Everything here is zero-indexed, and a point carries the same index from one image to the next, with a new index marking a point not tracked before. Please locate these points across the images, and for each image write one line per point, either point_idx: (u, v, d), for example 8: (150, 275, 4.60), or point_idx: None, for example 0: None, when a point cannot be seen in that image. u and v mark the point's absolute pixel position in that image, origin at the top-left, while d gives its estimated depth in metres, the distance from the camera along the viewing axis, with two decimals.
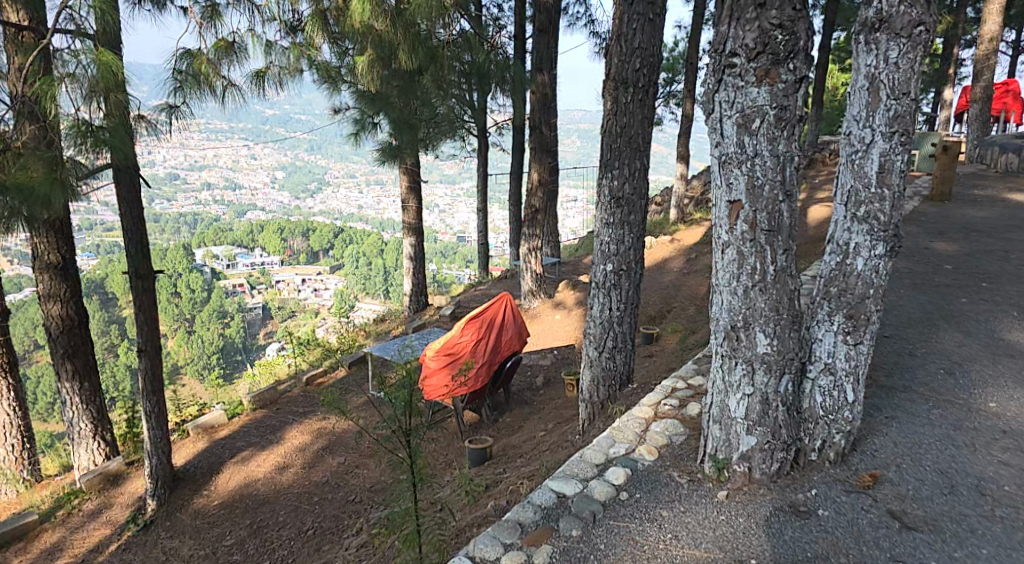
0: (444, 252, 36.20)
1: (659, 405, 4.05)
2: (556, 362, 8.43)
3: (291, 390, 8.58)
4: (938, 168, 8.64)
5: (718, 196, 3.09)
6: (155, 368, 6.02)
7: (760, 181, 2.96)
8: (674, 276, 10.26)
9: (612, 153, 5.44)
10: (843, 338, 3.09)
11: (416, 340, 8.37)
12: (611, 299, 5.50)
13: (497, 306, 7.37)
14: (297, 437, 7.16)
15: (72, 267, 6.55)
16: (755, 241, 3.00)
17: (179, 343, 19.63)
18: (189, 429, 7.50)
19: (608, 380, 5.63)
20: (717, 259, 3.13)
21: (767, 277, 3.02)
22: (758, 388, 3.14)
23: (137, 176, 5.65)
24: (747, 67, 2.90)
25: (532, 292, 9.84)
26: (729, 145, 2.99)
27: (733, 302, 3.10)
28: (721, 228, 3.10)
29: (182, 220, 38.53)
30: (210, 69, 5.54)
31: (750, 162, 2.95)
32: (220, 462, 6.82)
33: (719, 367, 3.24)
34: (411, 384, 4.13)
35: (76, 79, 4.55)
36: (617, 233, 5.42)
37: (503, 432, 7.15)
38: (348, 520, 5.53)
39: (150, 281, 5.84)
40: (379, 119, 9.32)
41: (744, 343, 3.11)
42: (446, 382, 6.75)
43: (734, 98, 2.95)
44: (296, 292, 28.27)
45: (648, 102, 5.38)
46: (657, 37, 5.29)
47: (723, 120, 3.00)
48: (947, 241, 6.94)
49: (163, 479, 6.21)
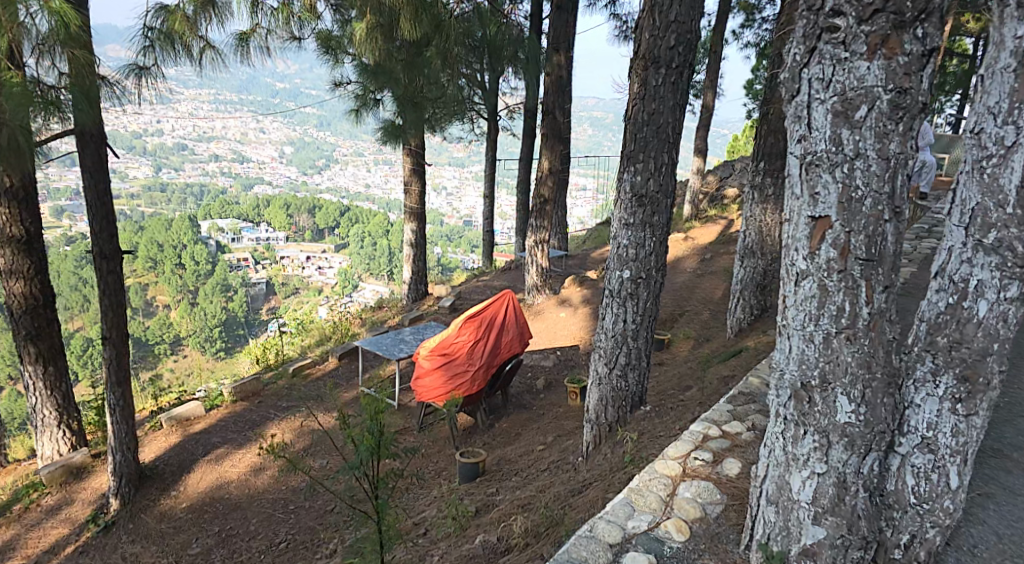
0: (448, 236, 35.31)
1: (688, 459, 3.23)
2: (558, 364, 7.66)
3: (276, 381, 7.78)
4: None
5: (796, 209, 2.32)
6: (120, 360, 5.25)
7: (860, 193, 2.19)
8: (689, 275, 9.48)
9: (636, 143, 4.61)
10: (951, 407, 2.38)
11: (409, 335, 7.59)
12: (626, 310, 4.71)
13: (499, 304, 6.58)
14: (278, 436, 6.34)
15: (39, 242, 5.62)
16: (845, 273, 2.23)
17: (182, 314, 18.95)
18: (161, 422, 6.66)
19: (618, 400, 4.87)
20: (788, 294, 2.36)
21: (858, 323, 2.24)
22: (832, 467, 2.32)
23: (104, 145, 4.92)
24: (855, 32, 2.13)
25: (538, 286, 9.06)
26: (820, 141, 2.22)
27: (807, 352, 2.32)
28: (797, 253, 2.32)
29: (189, 191, 37.82)
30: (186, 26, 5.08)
31: (848, 164, 2.18)
32: (193, 459, 5.98)
33: (780, 433, 2.43)
34: (380, 427, 3.20)
35: (25, 35, 3.94)
36: (638, 235, 4.64)
37: (497, 441, 6.38)
38: (322, 533, 4.75)
39: (117, 262, 5.10)
40: (382, 94, 8.57)
41: (818, 409, 2.31)
42: (440, 384, 6.18)
43: (833, 76, 2.17)
44: (299, 269, 27.48)
45: (682, 86, 4.54)
46: (697, 9, 4.46)
47: (813, 105, 2.22)
48: None
49: (127, 477, 5.41)
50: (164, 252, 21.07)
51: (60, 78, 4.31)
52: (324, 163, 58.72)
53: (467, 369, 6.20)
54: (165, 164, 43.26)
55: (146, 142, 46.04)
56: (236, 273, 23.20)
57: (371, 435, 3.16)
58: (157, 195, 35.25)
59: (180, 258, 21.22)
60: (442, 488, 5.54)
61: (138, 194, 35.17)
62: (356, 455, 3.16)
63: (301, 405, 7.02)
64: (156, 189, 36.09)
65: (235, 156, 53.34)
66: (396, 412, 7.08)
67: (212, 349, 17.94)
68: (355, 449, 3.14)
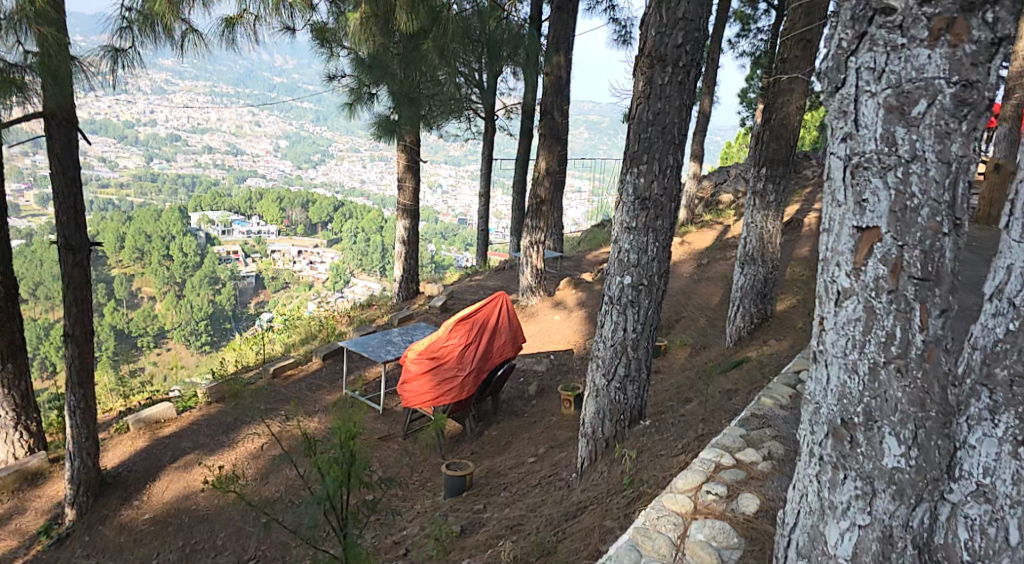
0: (441, 233, 34.98)
1: (700, 493, 2.97)
2: (552, 370, 7.33)
3: (254, 381, 7.41)
4: (987, 189, 8.04)
5: (836, 218, 1.97)
6: (83, 359, 4.94)
7: (916, 201, 1.83)
8: (685, 280, 9.16)
9: (639, 145, 4.26)
10: (1013, 450, 2.01)
11: (399, 337, 7.24)
12: (626, 319, 4.36)
13: (492, 306, 6.25)
14: (253, 443, 5.99)
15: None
16: (896, 294, 1.87)
17: (167, 306, 18.58)
18: (129, 424, 6.29)
19: (616, 414, 4.54)
20: (827, 316, 2.02)
21: (911, 353, 1.89)
22: (876, 519, 2.00)
23: (73, 130, 4.61)
24: (915, 14, 1.79)
25: (532, 288, 8.72)
26: (869, 141, 1.87)
27: (848, 385, 1.98)
28: (839, 269, 1.96)
29: (180, 181, 37.33)
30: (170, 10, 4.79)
31: (903, 168, 1.83)
32: (159, 466, 5.60)
33: (814, 476, 2.12)
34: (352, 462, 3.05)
35: None
36: (641, 240, 4.30)
37: (487, 450, 6.04)
38: (294, 549, 4.41)
39: (83, 255, 4.75)
40: (378, 90, 8.04)
41: (861, 450, 1.99)
42: (429, 390, 5.81)
43: (886, 64, 1.82)
44: (289, 263, 27.09)
45: (689, 86, 4.18)
46: (707, 6, 4.12)
47: (860, 98, 1.87)
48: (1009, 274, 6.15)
49: (85, 485, 5.06)
50: (151, 243, 20.72)
51: (25, 56, 4.14)
52: (318, 157, 58.31)
53: (456, 375, 5.86)
54: (156, 154, 42.82)
55: (137, 131, 45.54)
56: (225, 266, 22.82)
57: (340, 464, 3.03)
58: (146, 185, 34.83)
59: (168, 250, 20.99)
60: (427, 503, 5.20)
61: (128, 183, 34.75)
62: (324, 486, 2.96)
63: (278, 410, 6.68)
64: (145, 179, 35.60)
65: (229, 147, 52.92)
66: (379, 418, 6.73)
67: (197, 343, 17.55)
68: (322, 481, 2.98)
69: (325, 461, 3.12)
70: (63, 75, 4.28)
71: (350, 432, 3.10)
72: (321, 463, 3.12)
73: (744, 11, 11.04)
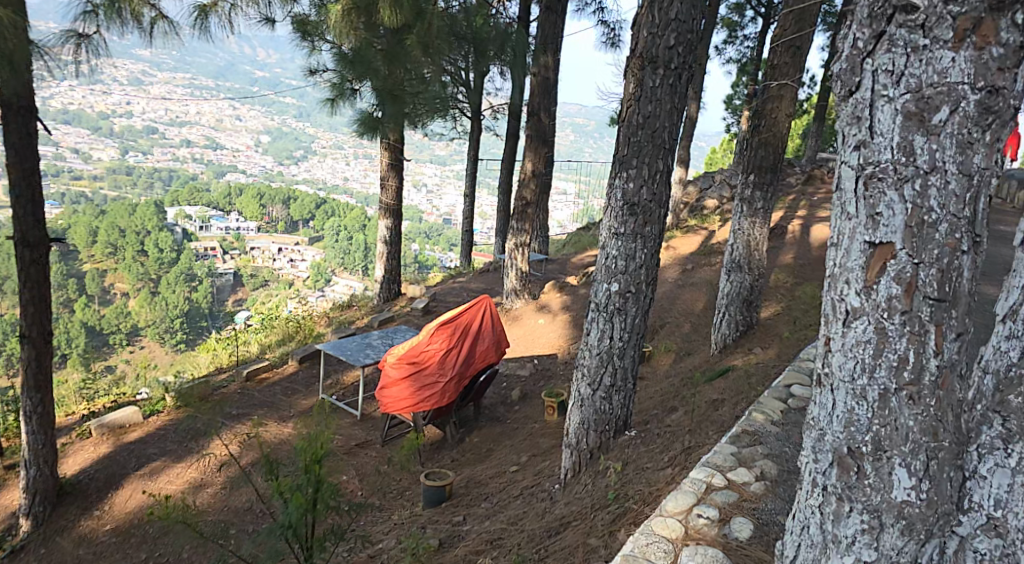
0: (423, 232, 34.71)
1: (692, 517, 2.90)
2: (534, 375, 7.20)
3: (227, 385, 7.19)
4: None
5: (846, 232, 1.84)
6: (40, 361, 4.83)
7: (933, 216, 1.70)
8: (669, 285, 9.05)
9: (629, 148, 4.12)
10: None
11: (379, 340, 7.05)
12: (613, 327, 4.22)
13: (475, 311, 6.09)
14: (224, 448, 5.79)
15: None
16: (909, 315, 1.74)
17: (141, 304, 18.17)
18: (90, 429, 6.03)
19: (602, 425, 4.40)
20: (834, 336, 1.88)
21: (924, 379, 1.76)
22: (883, 555, 1.87)
23: (33, 120, 4.53)
24: (940, 12, 1.64)
25: (516, 291, 8.57)
26: (884, 150, 1.73)
27: (856, 411, 1.84)
28: (849, 286, 1.82)
29: (157, 176, 36.70)
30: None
31: (921, 180, 1.70)
32: (123, 474, 5.39)
33: (817, 507, 2.00)
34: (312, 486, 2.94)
35: None
36: (629, 246, 4.15)
37: (468, 457, 5.88)
38: None
39: (41, 252, 4.64)
40: (361, 85, 7.90)
41: (869, 482, 1.85)
42: (409, 395, 5.63)
43: (905, 67, 1.69)
44: (269, 261, 26.67)
45: (680, 89, 4.05)
46: (699, 8, 3.99)
47: (877, 103, 1.74)
48: (997, 287, 6.10)
49: (42, 495, 4.96)
50: (125, 238, 20.33)
51: None
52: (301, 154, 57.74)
53: (437, 381, 5.68)
54: (132, 149, 42.14)
55: (113, 124, 44.74)
56: (201, 263, 22.41)
57: (305, 493, 2.89)
58: (123, 178, 34.23)
59: (143, 246, 20.69)
60: (404, 513, 5.02)
61: (103, 176, 34.12)
62: (286, 514, 2.81)
63: (252, 415, 6.49)
64: (121, 173, 34.96)
65: (209, 142, 52.24)
66: (356, 423, 6.53)
67: (173, 341, 17.21)
68: (286, 508, 2.84)
69: (288, 486, 2.99)
70: (18, 57, 4.04)
71: (316, 454, 2.98)
72: (282, 488, 2.99)
73: (732, 17, 10.96)
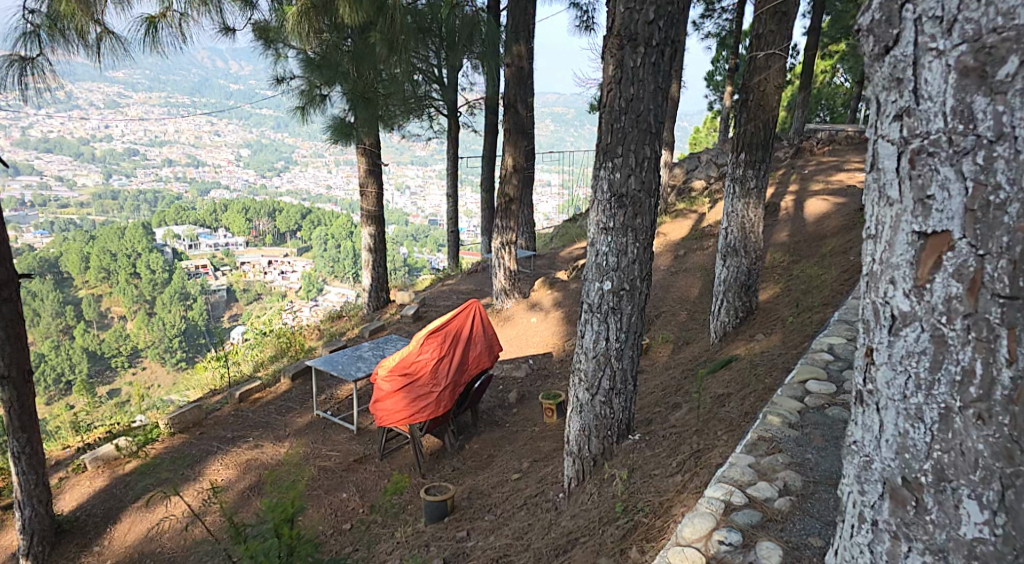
0: (411, 235, 34.34)
1: (712, 543, 2.58)
2: (531, 376, 6.88)
3: (220, 407, 6.87)
4: None
5: (890, 218, 1.54)
6: (22, 403, 4.58)
7: (1001, 195, 1.37)
8: (663, 272, 8.75)
9: (614, 134, 3.79)
10: None
11: (367, 352, 6.71)
12: (609, 328, 3.90)
13: (464, 316, 5.73)
14: (221, 472, 5.52)
15: None
16: (974, 317, 1.42)
17: (140, 325, 17.58)
18: (85, 463, 5.72)
19: (604, 431, 4.08)
20: (881, 341, 1.58)
21: (995, 394, 1.43)
22: None
23: None
24: None
25: (506, 291, 8.21)
26: (933, 117, 1.44)
27: (916, 429, 1.54)
28: (896, 285, 1.53)
29: (141, 198, 36.04)
30: (79, 10, 4.65)
31: (984, 150, 1.38)
32: (121, 508, 5.12)
33: (865, 544, 1.69)
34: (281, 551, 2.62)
35: None
36: (620, 241, 3.83)
37: (466, 467, 5.56)
38: None
39: (9, 289, 4.44)
40: (331, 90, 7.56)
41: (932, 514, 1.54)
42: (404, 408, 5.28)
43: (959, 12, 1.39)
44: (260, 273, 26.13)
45: (663, 67, 3.71)
46: None
47: (923, 59, 1.44)
48: None
49: (40, 534, 4.74)
50: (117, 262, 19.80)
51: None
52: (283, 164, 57.09)
53: (432, 391, 5.35)
54: (115, 172, 41.36)
55: (93, 147, 43.92)
56: (194, 281, 21.93)
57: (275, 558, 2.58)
58: (110, 203, 33.67)
59: (135, 268, 20.03)
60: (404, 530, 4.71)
61: (88, 203, 33.55)
62: None
63: (248, 437, 6.18)
64: (104, 197, 34.31)
65: (189, 160, 51.49)
66: (353, 438, 6.17)
67: (171, 361, 16.75)
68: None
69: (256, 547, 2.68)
70: None
71: (286, 514, 2.68)
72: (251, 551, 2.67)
73: None
